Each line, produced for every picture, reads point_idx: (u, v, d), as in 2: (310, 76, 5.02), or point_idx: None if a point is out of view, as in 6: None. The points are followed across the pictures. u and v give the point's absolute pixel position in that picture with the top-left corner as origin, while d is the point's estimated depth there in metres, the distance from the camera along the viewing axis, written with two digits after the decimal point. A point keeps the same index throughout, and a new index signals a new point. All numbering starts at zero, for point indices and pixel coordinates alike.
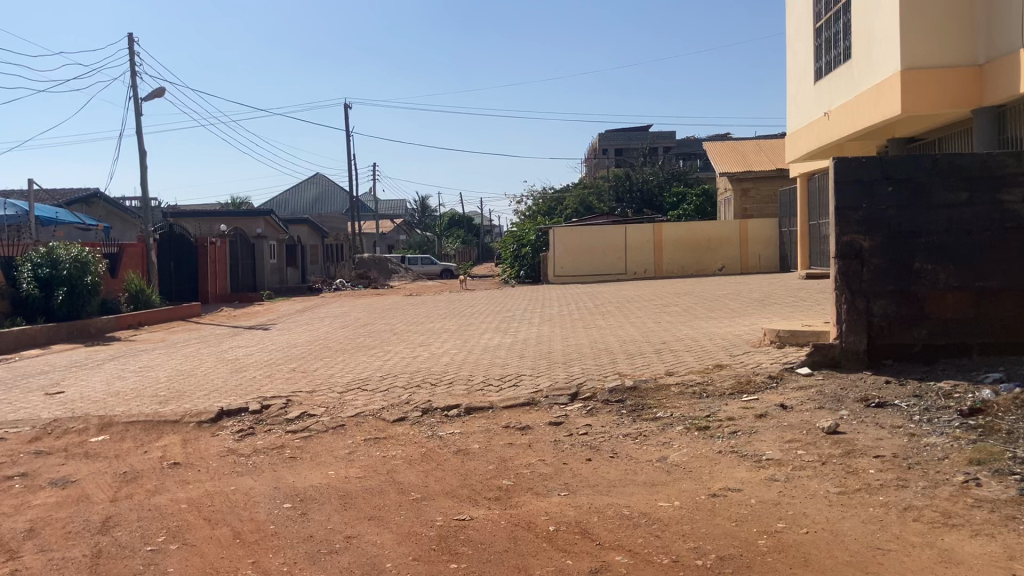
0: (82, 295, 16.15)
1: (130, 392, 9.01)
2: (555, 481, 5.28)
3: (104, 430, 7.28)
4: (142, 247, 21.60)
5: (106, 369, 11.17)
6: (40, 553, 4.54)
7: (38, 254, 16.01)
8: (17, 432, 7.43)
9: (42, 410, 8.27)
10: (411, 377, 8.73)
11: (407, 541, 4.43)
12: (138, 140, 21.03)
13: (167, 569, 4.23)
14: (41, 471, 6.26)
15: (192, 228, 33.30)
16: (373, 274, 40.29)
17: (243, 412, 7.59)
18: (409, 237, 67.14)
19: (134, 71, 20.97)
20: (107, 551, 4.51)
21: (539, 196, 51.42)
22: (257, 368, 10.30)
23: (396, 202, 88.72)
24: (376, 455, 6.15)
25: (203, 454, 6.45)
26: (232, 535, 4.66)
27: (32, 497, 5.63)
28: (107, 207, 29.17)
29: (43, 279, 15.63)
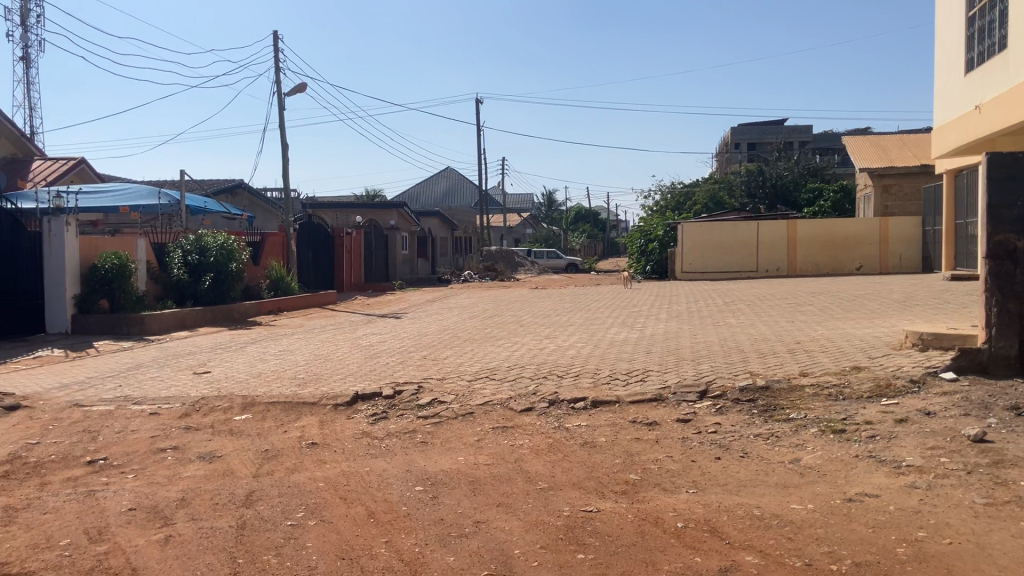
0: (228, 281, 17.00)
1: (271, 374, 9.44)
2: (684, 478, 5.23)
3: (247, 409, 7.67)
4: (283, 237, 22.52)
5: (249, 351, 11.72)
6: (192, 522, 4.83)
7: (188, 241, 16.98)
8: (169, 408, 7.90)
9: (191, 388, 8.78)
10: (538, 369, 8.82)
11: (535, 529, 4.48)
12: (281, 132, 21.90)
13: (307, 543, 4.42)
14: (191, 445, 6.63)
15: (329, 218, 34.54)
16: (500, 267, 40.66)
17: (377, 396, 7.83)
18: (536, 231, 67.14)
19: (278, 67, 21.84)
20: (251, 523, 4.75)
21: (669, 192, 50.67)
22: (390, 355, 10.61)
23: (523, 196, 89.28)
24: (504, 443, 6.24)
25: (338, 435, 6.71)
26: (367, 514, 4.82)
27: (183, 469, 5.98)
28: (251, 198, 30.56)
29: (192, 265, 16.56)
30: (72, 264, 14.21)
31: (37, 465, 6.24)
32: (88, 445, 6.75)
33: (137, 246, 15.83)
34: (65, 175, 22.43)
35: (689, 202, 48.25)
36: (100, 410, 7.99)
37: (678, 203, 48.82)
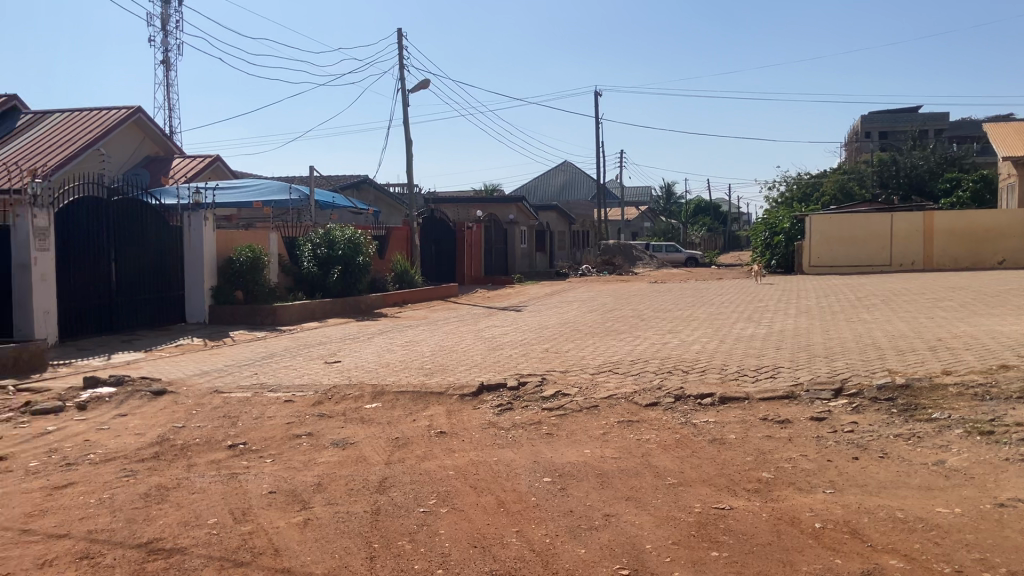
0: (355, 273, 17.48)
1: (398, 364, 9.66)
2: (820, 478, 5.07)
3: (377, 398, 7.86)
4: (407, 231, 22.99)
5: (376, 342, 12.03)
6: (329, 506, 4.99)
7: (318, 235, 17.52)
8: (303, 395, 8.19)
9: (323, 377, 9.08)
10: (663, 363, 8.72)
11: (666, 524, 4.43)
12: (405, 129, 22.36)
13: (440, 530, 4.50)
14: (324, 432, 6.86)
15: (450, 212, 35.07)
16: (619, 260, 40.40)
17: (502, 387, 7.90)
18: (655, 224, 66.35)
19: (402, 64, 22.31)
20: (385, 509, 4.88)
21: (794, 184, 49.22)
22: (513, 347, 10.69)
23: (642, 188, 88.47)
24: (631, 438, 6.19)
25: (466, 425, 6.81)
26: (497, 504, 4.87)
27: (318, 455, 6.19)
28: (376, 193, 31.36)
29: (321, 258, 17.10)
30: (210, 257, 14.88)
31: (184, 447, 6.57)
32: (229, 429, 7.06)
33: (270, 239, 16.46)
34: (203, 172, 23.52)
35: (815, 193, 46.72)
36: (239, 396, 8.35)
37: (804, 195, 47.38)
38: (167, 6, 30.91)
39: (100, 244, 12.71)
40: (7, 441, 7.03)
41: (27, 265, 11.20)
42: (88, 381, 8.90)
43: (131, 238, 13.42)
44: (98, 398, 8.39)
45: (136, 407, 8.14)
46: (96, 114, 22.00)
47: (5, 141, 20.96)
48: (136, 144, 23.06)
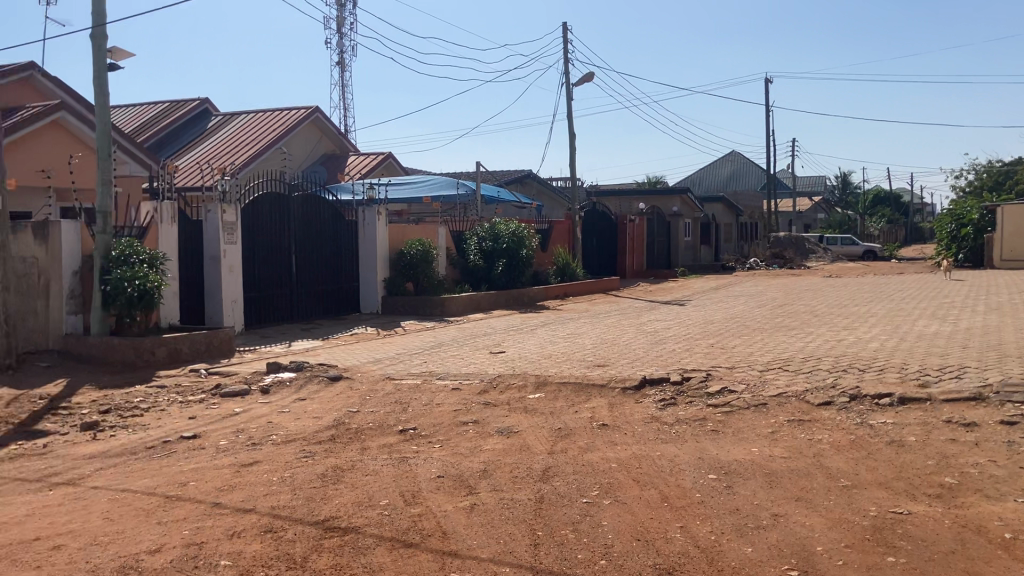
0: (519, 266, 17.74)
1: (561, 356, 9.72)
2: (1011, 486, 4.74)
3: (541, 388, 7.96)
4: (569, 224, 23.10)
5: (539, 334, 12.16)
6: (494, 492, 5.10)
7: (483, 229, 17.91)
8: (469, 384, 8.40)
9: (488, 366, 9.27)
10: (836, 361, 8.36)
11: (839, 526, 4.26)
12: (569, 122, 22.45)
13: (603, 521, 4.52)
14: (489, 420, 7.00)
15: (613, 205, 34.96)
16: (790, 254, 39.02)
17: (666, 381, 7.81)
18: (829, 216, 63.63)
19: (567, 58, 22.39)
20: (548, 498, 4.93)
21: (984, 171, 45.98)
22: (677, 341, 10.54)
23: (814, 178, 85.06)
24: (801, 437, 5.98)
25: (629, 418, 6.78)
26: (660, 498, 4.84)
27: (483, 442, 6.33)
28: (539, 187, 31.69)
29: (487, 251, 17.47)
30: (382, 249, 15.47)
31: (358, 431, 6.88)
32: (400, 415, 7.34)
33: (438, 233, 16.95)
34: (375, 169, 24.44)
35: (1007, 182, 43.49)
36: (409, 384, 8.65)
37: (995, 183, 44.22)
38: (343, 9, 32.25)
39: (282, 237, 13.47)
40: (200, 420, 7.59)
41: (218, 257, 12.05)
42: (272, 365, 9.47)
43: (310, 232, 14.16)
44: (280, 382, 8.92)
45: (314, 391, 8.59)
46: (278, 115, 23.29)
47: (198, 143, 22.54)
48: (313, 143, 24.25)
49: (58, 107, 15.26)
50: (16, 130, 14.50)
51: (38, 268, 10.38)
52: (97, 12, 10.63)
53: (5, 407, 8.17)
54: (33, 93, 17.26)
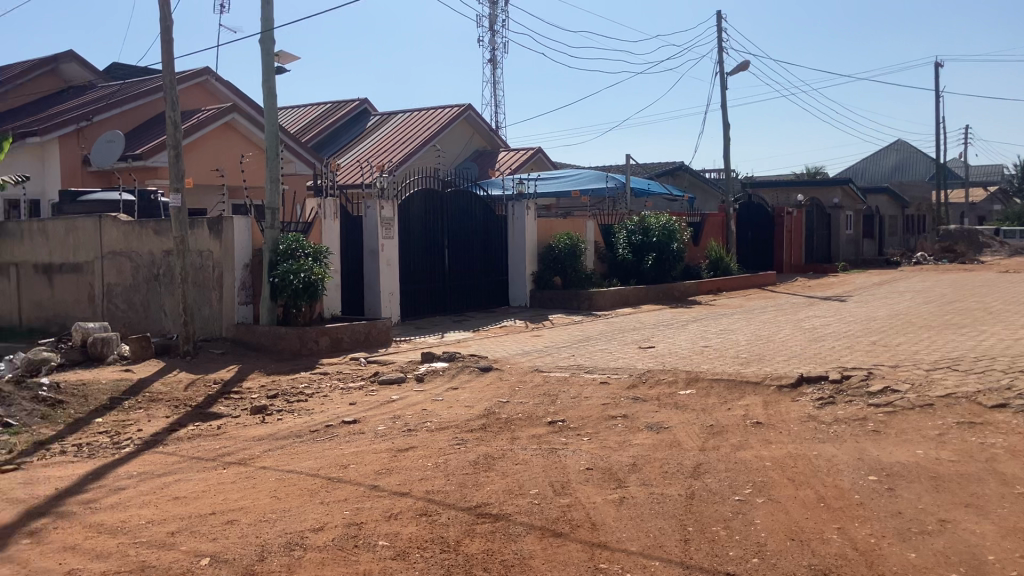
0: (669, 261, 17.48)
1: (713, 352, 9.55)
2: None
3: (692, 384, 7.85)
4: (722, 217, 22.59)
5: (691, 329, 11.98)
6: (644, 486, 5.08)
7: (633, 222, 17.75)
8: (618, 378, 8.38)
9: (638, 361, 9.22)
10: (1012, 362, 7.84)
11: (1014, 536, 4.01)
12: (723, 112, 21.96)
13: (756, 519, 4.43)
14: (639, 414, 6.97)
15: (769, 197, 33.99)
16: (961, 248, 36.77)
17: (824, 380, 7.55)
18: (1006, 207, 59.54)
19: (721, 47, 21.92)
20: (699, 494, 4.87)
21: None
22: (837, 339, 10.15)
23: (989, 167, 79.77)
24: (972, 441, 5.65)
25: (784, 416, 6.60)
26: (817, 498, 4.69)
27: (633, 436, 6.31)
28: (691, 179, 31.22)
29: (636, 245, 17.31)
30: (533, 243, 15.60)
31: (508, 421, 7.00)
32: (549, 406, 7.42)
33: (586, 227, 16.96)
34: (526, 164, 24.68)
35: None
36: (559, 376, 8.72)
37: None
38: (495, 7, 32.72)
39: (436, 231, 13.83)
40: (359, 406, 7.92)
41: (375, 251, 12.50)
42: (426, 356, 9.77)
43: (463, 227, 14.47)
44: (434, 371, 9.18)
45: (466, 381, 8.80)
46: (432, 113, 23.89)
47: (357, 141, 23.44)
48: (466, 139, 24.75)
49: (230, 109, 16.20)
50: (194, 132, 15.51)
51: (214, 261, 11.21)
52: (265, 18, 11.22)
53: (184, 390, 8.78)
54: (209, 98, 18.40)
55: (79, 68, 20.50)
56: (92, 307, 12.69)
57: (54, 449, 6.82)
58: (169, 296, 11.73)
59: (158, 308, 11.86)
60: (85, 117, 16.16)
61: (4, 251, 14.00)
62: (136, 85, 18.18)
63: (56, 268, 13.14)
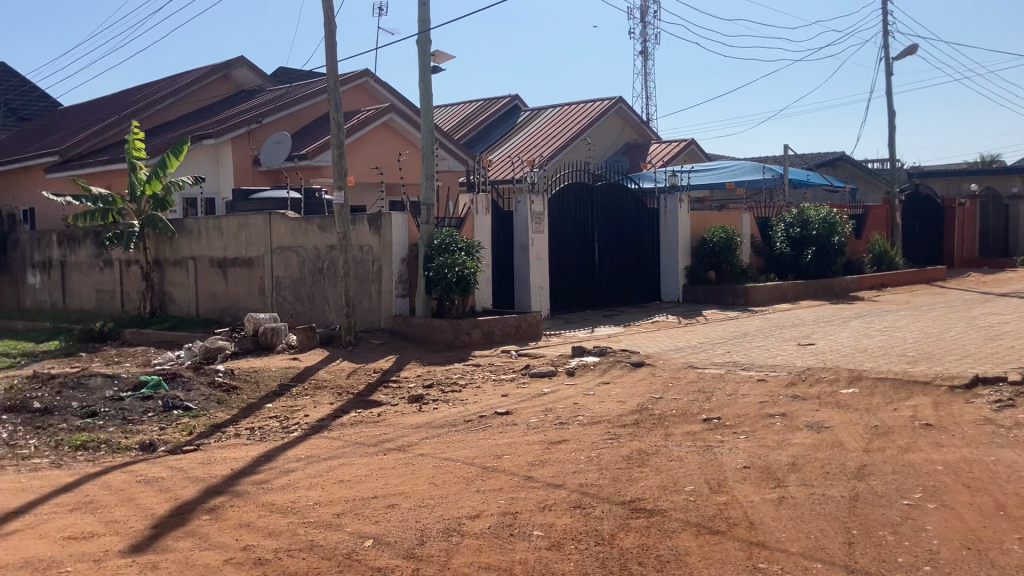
0: (830, 255, 16.84)
1: (878, 350, 9.13)
2: None
3: (854, 383, 7.54)
4: (888, 209, 21.57)
5: (853, 326, 11.49)
6: (803, 487, 4.92)
7: (791, 215, 17.27)
8: (776, 375, 8.15)
9: (797, 358, 8.93)
10: None
11: None
12: (888, 99, 20.95)
13: (925, 525, 4.22)
14: (798, 413, 6.75)
15: (939, 187, 32.16)
16: None
17: (1001, 381, 7.09)
18: None
19: (886, 30, 20.90)
20: (864, 497, 4.68)
21: None
22: (1016, 338, 9.50)
23: None
24: None
25: (957, 419, 6.23)
26: (995, 506, 4.41)
27: (792, 435, 6.11)
28: (853, 169, 29.94)
29: (794, 238, 16.82)
30: (686, 237, 15.36)
31: (661, 417, 6.93)
32: (704, 403, 7.29)
33: (742, 220, 16.60)
34: (678, 156, 24.28)
35: None
36: (713, 373, 8.56)
37: None
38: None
39: (587, 226, 13.84)
40: (512, 398, 8.03)
41: (526, 245, 12.62)
42: (577, 350, 9.80)
43: (614, 221, 14.42)
44: (585, 365, 9.20)
45: (617, 376, 8.77)
46: (583, 107, 23.90)
47: (509, 137, 23.74)
48: (616, 132, 24.63)
49: (388, 109, 16.72)
50: (354, 132, 16.11)
51: (373, 255, 11.64)
52: (423, 19, 11.52)
53: (346, 378, 9.17)
54: (368, 98, 19.04)
55: (250, 72, 21.65)
56: (263, 299, 13.41)
57: (229, 431, 7.26)
58: (332, 288, 12.25)
59: (322, 300, 12.41)
60: (255, 120, 17.06)
61: (183, 246, 14.91)
62: (301, 87, 19.06)
63: (230, 262, 13.94)
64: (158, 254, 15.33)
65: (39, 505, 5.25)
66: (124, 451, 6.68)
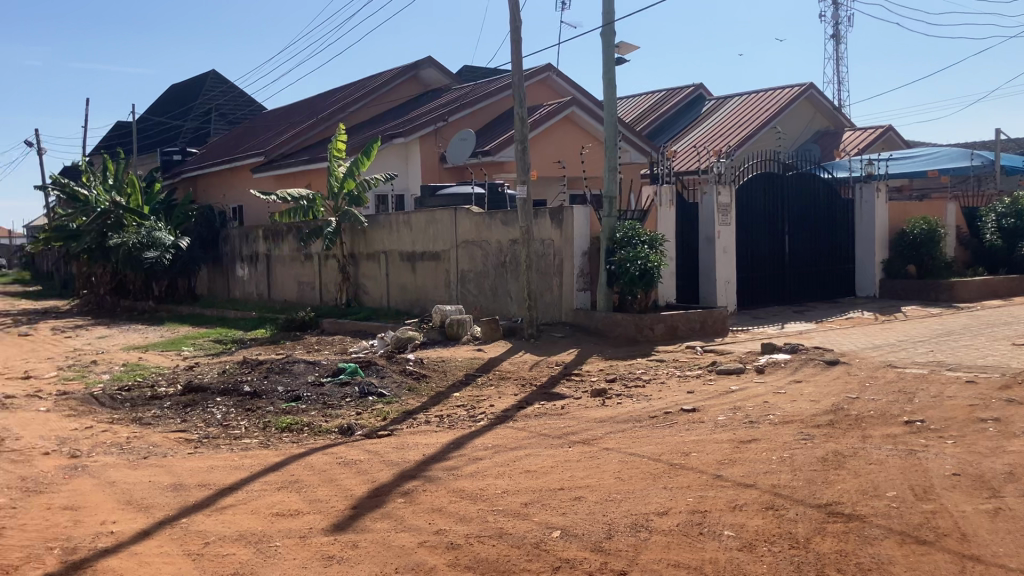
0: None
1: None
2: None
3: None
4: None
5: None
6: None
7: (1004, 204, 15.93)
8: (987, 377, 7.56)
9: (1011, 359, 8.25)
10: None
11: None
12: None
13: None
14: (1015, 418, 6.23)
15: None
16: None
17: None
18: None
19: None
20: None
21: None
22: None
23: None
24: None
25: None
26: None
27: (1008, 442, 5.65)
28: None
29: (1007, 229, 15.54)
30: (883, 229, 14.55)
31: (859, 418, 6.57)
32: (906, 405, 6.86)
33: (947, 210, 15.52)
34: (874, 142, 22.97)
35: None
36: (915, 373, 8.06)
37: None
38: None
39: (776, 218, 13.35)
40: (698, 395, 7.86)
41: (712, 238, 12.33)
42: (766, 346, 9.47)
43: (805, 212, 13.83)
44: (775, 363, 8.88)
45: (810, 374, 8.41)
46: (771, 94, 23.07)
47: (692, 127, 23.28)
48: (807, 120, 23.64)
49: (570, 103, 16.77)
50: (537, 127, 16.27)
51: (555, 248, 11.71)
52: (606, 11, 11.47)
53: (529, 370, 9.29)
54: (551, 92, 19.17)
55: (437, 73, 22.34)
56: (449, 292, 13.80)
57: (419, 418, 7.51)
58: (515, 282, 12.43)
59: (505, 292, 12.63)
60: (442, 117, 17.55)
61: (374, 240, 15.55)
62: (486, 85, 19.45)
63: (418, 256, 14.42)
64: (352, 248, 16.09)
65: (250, 482, 5.62)
66: (324, 434, 7.04)
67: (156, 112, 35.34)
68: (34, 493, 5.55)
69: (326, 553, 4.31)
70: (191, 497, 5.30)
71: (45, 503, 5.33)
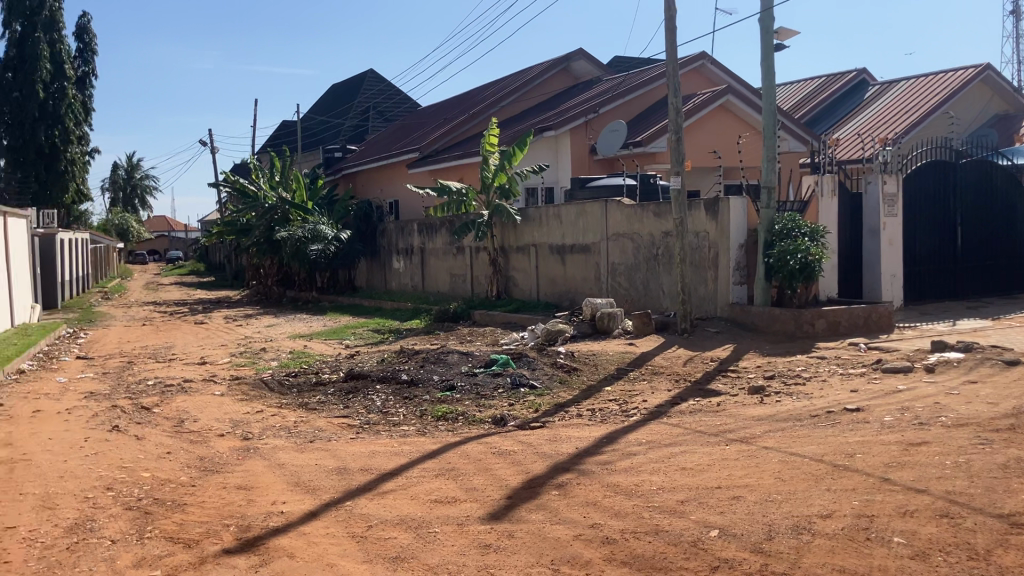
0: None
1: None
2: None
3: None
4: None
5: None
6: None
7: None
8: None
9: None
10: None
11: None
12: None
13: None
14: None
15: None
16: None
17: None
18: None
19: None
20: None
21: None
22: None
23: None
24: None
25: None
26: None
27: None
28: None
29: None
30: None
31: None
32: None
33: None
34: None
35: None
36: None
37: None
38: None
39: (948, 208, 12.58)
40: (862, 394, 7.51)
41: (877, 229, 11.75)
42: (937, 344, 8.94)
43: (981, 201, 12.95)
44: (947, 362, 8.36)
45: (987, 374, 7.87)
46: (942, 77, 21.74)
47: (854, 114, 22.24)
48: (982, 103, 22.13)
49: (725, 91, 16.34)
50: (690, 117, 15.94)
51: (710, 241, 11.46)
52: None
53: (683, 365, 9.13)
54: (704, 81, 18.77)
55: (588, 65, 22.27)
56: (599, 285, 13.75)
57: (572, 411, 7.52)
58: (668, 275, 12.25)
59: (657, 285, 12.47)
60: (593, 110, 17.49)
61: (524, 233, 15.68)
62: (638, 75, 19.23)
63: (568, 248, 14.44)
64: (503, 241, 16.28)
65: (409, 468, 5.77)
66: (478, 424, 7.15)
67: (319, 111, 36.90)
68: (211, 472, 5.90)
69: (484, 541, 4.37)
70: (354, 481, 5.50)
71: (221, 481, 5.66)
